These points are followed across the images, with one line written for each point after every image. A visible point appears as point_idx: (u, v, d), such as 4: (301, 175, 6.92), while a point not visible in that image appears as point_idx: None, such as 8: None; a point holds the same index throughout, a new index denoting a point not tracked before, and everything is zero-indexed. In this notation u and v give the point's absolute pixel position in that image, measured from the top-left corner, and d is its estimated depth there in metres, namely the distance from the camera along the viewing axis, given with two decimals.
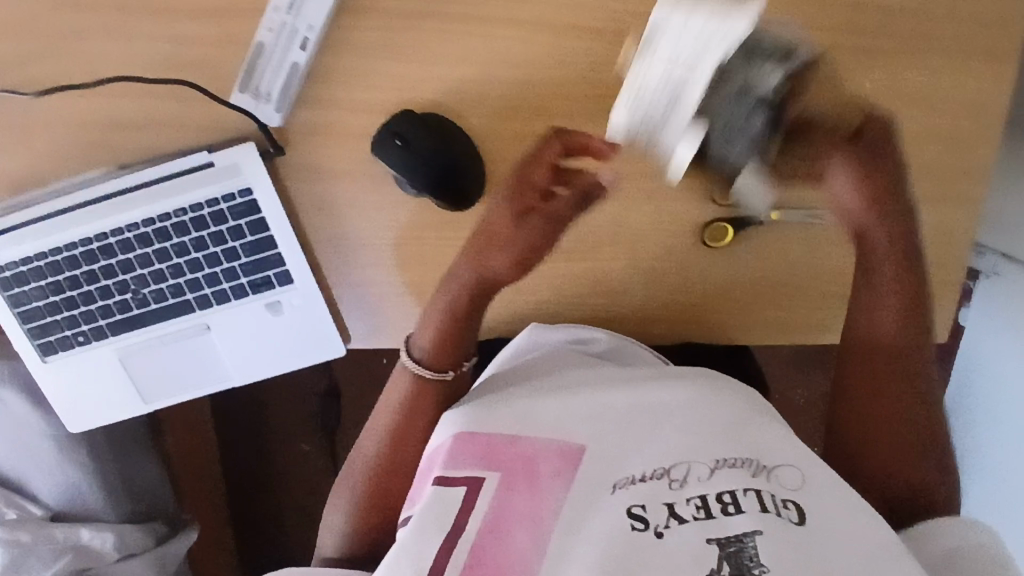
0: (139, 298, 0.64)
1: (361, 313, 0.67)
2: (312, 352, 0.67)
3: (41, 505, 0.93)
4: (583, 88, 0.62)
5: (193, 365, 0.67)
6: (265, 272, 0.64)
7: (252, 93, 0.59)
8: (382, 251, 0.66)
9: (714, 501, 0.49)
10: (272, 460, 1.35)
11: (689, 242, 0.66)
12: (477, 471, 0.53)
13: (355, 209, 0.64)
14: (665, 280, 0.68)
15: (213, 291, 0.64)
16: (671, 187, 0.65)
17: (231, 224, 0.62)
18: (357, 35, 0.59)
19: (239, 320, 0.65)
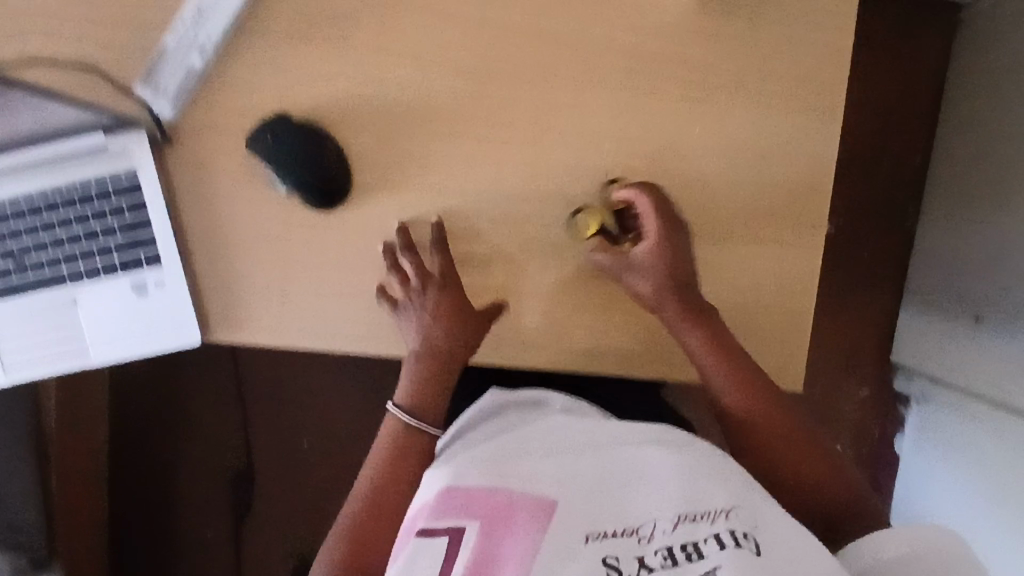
0: (18, 267, 0.68)
1: (222, 305, 0.70)
2: (171, 339, 0.69)
3: None
4: (447, 114, 0.69)
5: (57, 341, 0.69)
6: (138, 251, 0.68)
7: (151, 87, 0.66)
8: (251, 246, 0.70)
9: (679, 550, 0.50)
10: (175, 538, 1.34)
11: (541, 262, 0.71)
12: (453, 525, 0.52)
13: (230, 203, 0.69)
14: (519, 299, 0.71)
15: (87, 266, 0.68)
16: (524, 210, 0.70)
17: (114, 202, 0.68)
18: (248, 47, 0.67)
19: (106, 296, 0.69)
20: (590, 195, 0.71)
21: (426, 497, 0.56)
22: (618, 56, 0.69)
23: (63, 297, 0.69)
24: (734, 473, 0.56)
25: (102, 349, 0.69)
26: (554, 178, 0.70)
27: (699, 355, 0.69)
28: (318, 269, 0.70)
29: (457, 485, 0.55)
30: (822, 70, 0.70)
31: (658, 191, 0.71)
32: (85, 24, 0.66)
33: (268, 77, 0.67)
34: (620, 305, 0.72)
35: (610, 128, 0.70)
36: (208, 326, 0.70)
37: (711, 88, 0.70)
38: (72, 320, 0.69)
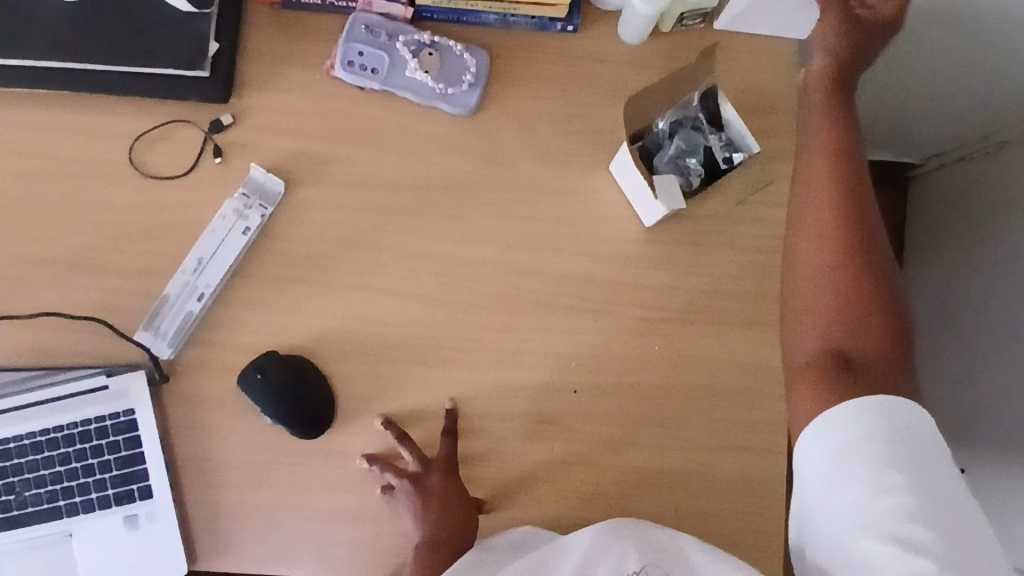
0: (16, 503, 0.71)
1: (212, 532, 0.73)
2: (159, 569, 0.71)
3: None
4: (425, 342, 0.75)
5: (48, 575, 0.71)
6: (131, 485, 0.72)
7: (152, 331, 0.72)
8: (242, 473, 0.73)
9: None
10: None
11: (519, 476, 0.74)
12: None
13: (223, 433, 0.73)
14: (500, 513, 0.74)
15: (82, 500, 0.71)
16: (501, 427, 0.74)
17: (111, 438, 0.72)
18: (244, 291, 0.73)
19: (100, 529, 0.71)
20: (563, 410, 0.75)
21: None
22: (580, 284, 0.76)
23: (57, 532, 0.71)
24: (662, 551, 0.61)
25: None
26: (528, 394, 0.74)
27: (816, 187, 0.67)
28: (304, 494, 0.73)
29: None
30: (767, 287, 0.76)
31: (627, 404, 0.75)
32: (98, 279, 0.73)
33: (261, 317, 0.74)
34: (599, 517, 0.73)
35: (577, 347, 0.75)
36: (196, 555, 0.72)
37: (667, 308, 0.76)
38: (65, 553, 0.71)
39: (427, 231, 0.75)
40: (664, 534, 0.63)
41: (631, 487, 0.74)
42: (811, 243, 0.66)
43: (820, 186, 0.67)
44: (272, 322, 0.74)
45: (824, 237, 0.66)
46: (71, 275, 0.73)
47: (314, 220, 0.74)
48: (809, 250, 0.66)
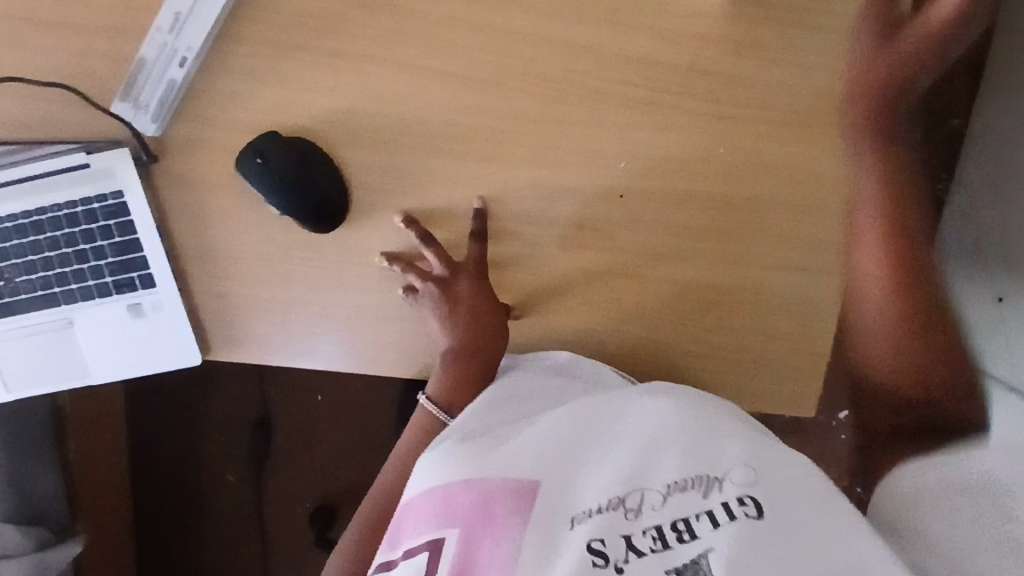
0: (11, 288, 0.67)
1: (219, 326, 0.68)
2: (171, 359, 0.68)
3: None
4: (446, 130, 0.64)
5: (58, 359, 0.69)
6: (130, 274, 0.66)
7: (132, 102, 0.63)
8: (249, 266, 0.67)
9: (668, 531, 0.52)
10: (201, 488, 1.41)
11: (550, 286, 0.67)
12: (435, 532, 0.56)
13: (222, 222, 0.66)
14: (525, 321, 0.69)
15: (80, 288, 0.66)
16: (534, 231, 0.66)
17: (101, 223, 0.65)
18: (234, 58, 0.62)
19: (102, 318, 0.67)
20: (605, 215, 0.66)
21: (418, 494, 0.60)
22: (634, 68, 0.63)
23: (61, 318, 0.67)
24: (724, 452, 0.56)
25: (105, 368, 0.68)
26: (567, 195, 0.65)
27: (866, 197, 0.66)
28: (318, 290, 0.68)
29: (440, 483, 0.58)
30: (852, 81, 0.64)
31: (674, 212, 0.66)
32: (61, 34, 0.62)
33: (258, 92, 0.63)
34: (634, 331, 0.68)
35: (626, 144, 0.65)
36: (209, 346, 0.69)
37: (733, 102, 0.64)
38: (72, 340, 0.68)
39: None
40: (731, 427, 0.59)
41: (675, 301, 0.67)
42: (873, 250, 0.66)
43: (873, 172, 0.66)
44: (271, 97, 0.63)
45: (883, 237, 0.66)
46: (30, 29, 0.62)
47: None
48: (870, 253, 0.66)
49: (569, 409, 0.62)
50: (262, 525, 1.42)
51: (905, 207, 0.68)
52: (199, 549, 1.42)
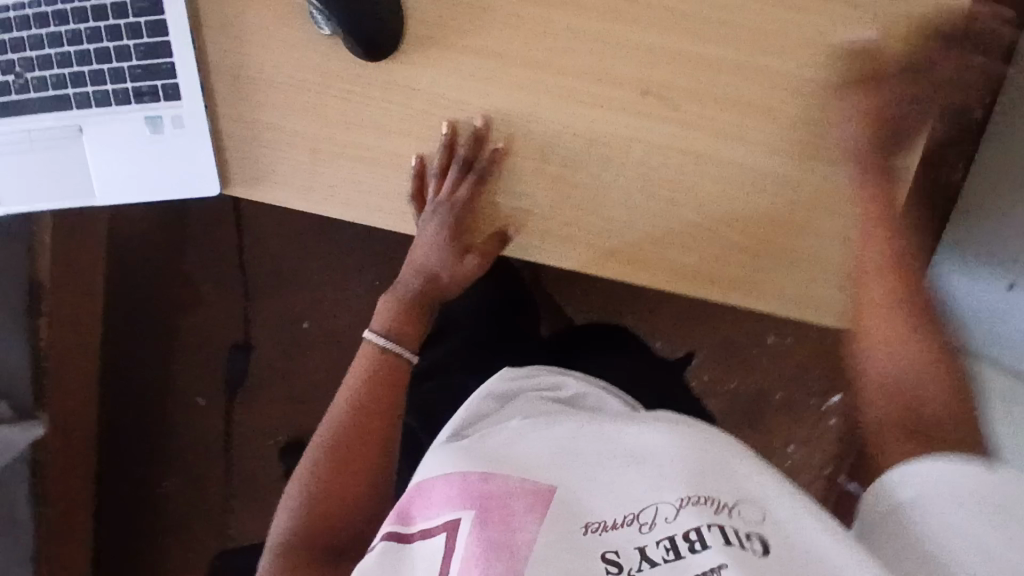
0: (19, 84, 0.61)
1: (243, 157, 0.63)
2: (188, 186, 0.63)
3: None
4: None
5: (59, 173, 0.62)
6: (154, 81, 0.61)
7: None
8: (285, 92, 0.63)
9: (682, 540, 0.45)
10: (170, 407, 1.35)
11: (598, 155, 0.64)
12: (454, 516, 0.48)
13: (262, 38, 0.62)
14: (569, 189, 0.65)
15: (95, 91, 0.61)
16: (590, 89, 0.64)
17: (130, 21, 0.60)
18: None
19: (116, 129, 0.62)
20: (664, 78, 0.64)
21: (433, 478, 0.51)
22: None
23: (72, 125, 0.62)
24: (750, 483, 0.48)
25: (112, 188, 0.63)
26: (622, 57, 0.63)
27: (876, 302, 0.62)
28: (350, 129, 0.63)
29: (452, 467, 0.51)
30: None
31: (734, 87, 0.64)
32: None
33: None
34: (680, 210, 0.65)
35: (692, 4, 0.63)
36: (229, 178, 0.64)
37: None
38: (79, 153, 0.62)
39: None
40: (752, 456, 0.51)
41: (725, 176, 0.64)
42: (890, 351, 0.61)
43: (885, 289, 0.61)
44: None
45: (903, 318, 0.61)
46: None
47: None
48: (877, 358, 0.61)
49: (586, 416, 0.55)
50: (228, 458, 1.36)
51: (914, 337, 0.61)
52: (161, 471, 1.36)
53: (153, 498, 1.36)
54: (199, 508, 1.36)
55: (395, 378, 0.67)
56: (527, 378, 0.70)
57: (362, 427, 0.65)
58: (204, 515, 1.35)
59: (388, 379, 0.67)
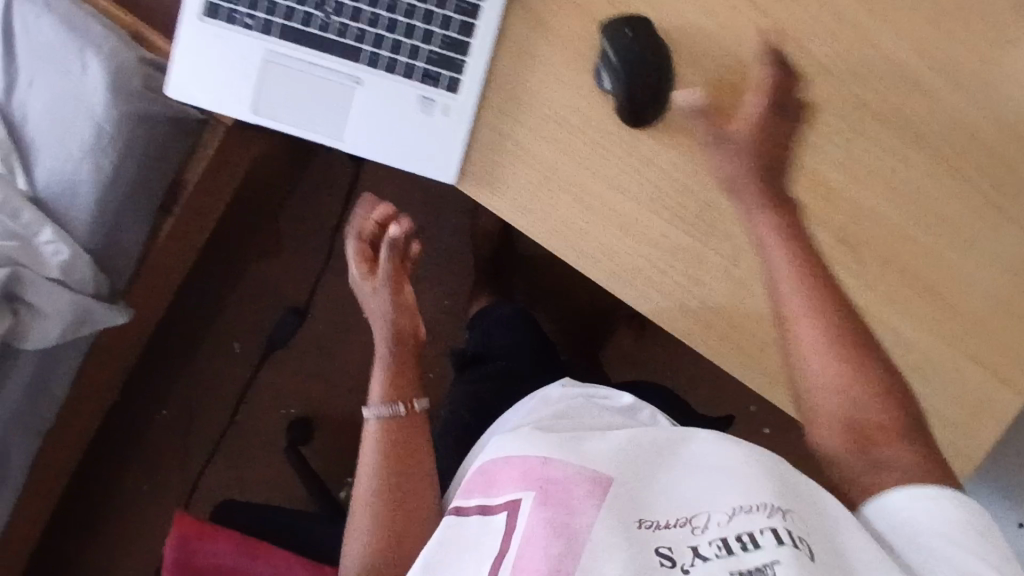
0: (324, 21, 0.66)
1: (484, 160, 0.69)
2: (426, 164, 0.69)
3: (30, 181, 0.87)
4: None
5: (320, 108, 0.67)
6: (442, 70, 0.67)
7: None
8: (544, 119, 0.69)
9: (734, 540, 0.52)
10: (205, 339, 1.35)
11: None
12: (517, 491, 0.58)
13: (546, 68, 0.68)
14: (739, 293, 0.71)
15: (388, 57, 0.67)
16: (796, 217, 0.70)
17: (446, 13, 0.67)
18: None
19: (392, 95, 0.67)
20: (862, 233, 0.71)
21: (500, 465, 0.62)
22: (952, 128, 0.70)
23: (354, 75, 0.67)
24: (796, 496, 0.55)
25: (360, 141, 0.68)
26: (830, 203, 0.71)
27: (768, 247, 0.64)
28: (585, 169, 0.69)
29: (516, 456, 0.61)
30: None
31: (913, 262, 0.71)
32: None
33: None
34: None
35: (914, 190, 0.70)
36: (461, 173, 0.69)
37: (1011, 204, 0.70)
38: (348, 100, 0.67)
39: None
40: (817, 485, 0.57)
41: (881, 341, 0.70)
42: (807, 344, 0.61)
43: (773, 227, 0.64)
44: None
45: (800, 270, 0.62)
46: None
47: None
48: (821, 369, 0.61)
49: (646, 434, 0.63)
50: (238, 408, 1.36)
51: (893, 383, 0.61)
52: (168, 395, 1.35)
53: (150, 416, 1.35)
54: (190, 444, 1.36)
55: (414, 436, 0.79)
56: (579, 390, 0.85)
57: (399, 480, 0.76)
58: (193, 451, 1.36)
59: (404, 434, 0.78)
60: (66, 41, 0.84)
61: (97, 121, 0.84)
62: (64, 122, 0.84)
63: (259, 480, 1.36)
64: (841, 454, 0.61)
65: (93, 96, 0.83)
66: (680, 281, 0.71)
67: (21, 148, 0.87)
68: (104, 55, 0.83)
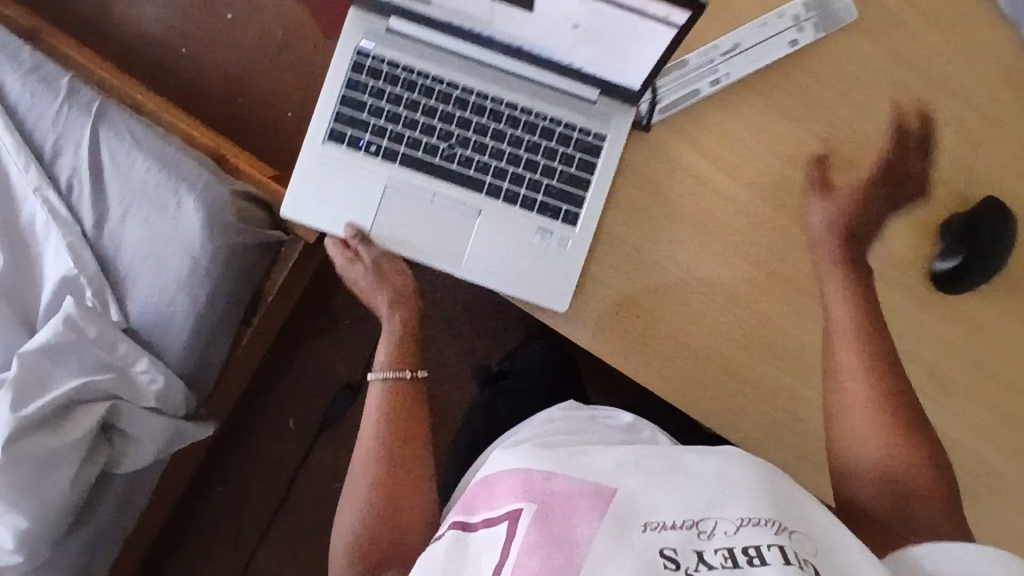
0: (447, 153, 0.71)
1: (584, 308, 0.71)
2: (541, 293, 0.71)
3: (122, 312, 0.87)
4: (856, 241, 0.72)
5: (430, 233, 0.71)
6: (562, 203, 0.71)
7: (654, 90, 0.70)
8: (644, 267, 0.71)
9: (740, 553, 0.49)
10: (259, 419, 1.37)
11: None
12: (516, 503, 0.54)
13: (643, 220, 0.72)
14: None
15: (509, 188, 0.71)
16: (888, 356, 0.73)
17: (568, 150, 0.71)
18: (727, 107, 0.72)
19: (509, 225, 0.71)
20: (951, 372, 0.73)
21: (501, 474, 0.58)
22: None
23: (475, 205, 0.71)
24: (794, 511, 0.53)
25: (472, 265, 0.71)
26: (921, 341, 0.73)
27: (835, 325, 0.68)
28: (683, 315, 0.72)
29: (520, 468, 0.57)
30: None
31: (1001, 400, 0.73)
32: None
33: (740, 137, 0.72)
34: None
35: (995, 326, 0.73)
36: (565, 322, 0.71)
37: None
38: (467, 229, 0.71)
39: (929, 138, 0.72)
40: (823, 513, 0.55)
41: (976, 472, 0.72)
42: (854, 396, 0.67)
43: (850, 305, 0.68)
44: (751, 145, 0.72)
45: (867, 348, 0.67)
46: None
47: (843, 75, 0.72)
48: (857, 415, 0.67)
49: (642, 449, 0.59)
50: (291, 488, 1.38)
51: (918, 432, 0.66)
52: (224, 475, 1.37)
53: (206, 497, 1.37)
54: (245, 522, 1.37)
55: (419, 406, 0.76)
56: (575, 411, 0.79)
57: (399, 446, 0.73)
58: (248, 531, 1.37)
59: (407, 401, 0.75)
60: (158, 178, 0.85)
61: (191, 254, 0.85)
62: (158, 257, 0.85)
63: (313, 559, 1.37)
64: (875, 509, 0.65)
65: (187, 230, 0.85)
66: (778, 419, 0.72)
67: (110, 282, 0.87)
68: (199, 188, 0.85)
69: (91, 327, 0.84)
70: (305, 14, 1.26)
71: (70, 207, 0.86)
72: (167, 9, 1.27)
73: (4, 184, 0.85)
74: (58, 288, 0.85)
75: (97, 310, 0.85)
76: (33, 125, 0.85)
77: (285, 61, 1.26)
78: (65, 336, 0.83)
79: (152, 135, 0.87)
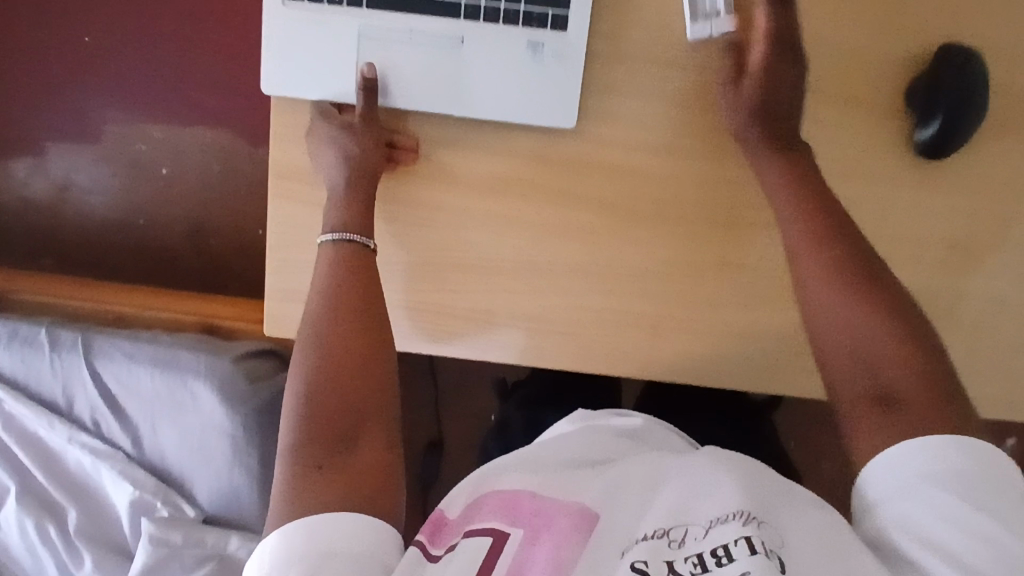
0: None
1: (564, 339, 0.72)
2: (541, 113, 0.67)
3: (194, 504, 0.92)
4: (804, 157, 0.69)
5: (423, 77, 0.66)
6: (549, 9, 0.65)
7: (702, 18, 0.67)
8: (607, 276, 0.71)
9: (709, 556, 0.45)
10: None
11: None
12: (499, 526, 0.48)
13: (587, 233, 0.70)
14: None
15: (487, 6, 0.65)
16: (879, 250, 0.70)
17: None
18: (626, 82, 0.68)
19: (488, 51, 0.66)
20: (948, 239, 0.69)
21: (485, 495, 0.51)
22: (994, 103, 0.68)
23: (456, 34, 0.65)
24: (769, 504, 0.49)
25: (470, 98, 0.67)
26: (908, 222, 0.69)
27: (806, 284, 0.64)
28: (664, 300, 0.71)
29: (500, 489, 0.51)
30: None
31: (1010, 248, 0.70)
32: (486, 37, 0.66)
33: (649, 109, 0.68)
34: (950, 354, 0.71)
35: (982, 176, 0.68)
36: (554, 355, 0.73)
37: None
38: (456, 60, 0.66)
39: (842, 17, 0.67)
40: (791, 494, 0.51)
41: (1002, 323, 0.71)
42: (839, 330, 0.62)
43: (818, 260, 0.64)
44: (682, 115, 0.68)
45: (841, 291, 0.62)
46: None
47: None
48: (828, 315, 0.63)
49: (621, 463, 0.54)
50: None
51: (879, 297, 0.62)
52: None
53: None
54: None
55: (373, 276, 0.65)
56: (585, 420, 0.66)
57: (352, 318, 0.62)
58: None
59: (356, 269, 0.64)
60: (164, 382, 0.88)
61: (221, 426, 0.88)
62: (200, 447, 0.89)
63: None
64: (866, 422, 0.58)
65: (207, 408, 0.88)
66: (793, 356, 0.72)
67: (169, 482, 0.92)
68: (198, 368, 0.87)
69: (176, 534, 0.89)
70: (229, 135, 1.26)
71: (105, 438, 0.91)
72: (107, 189, 1.29)
73: (41, 448, 0.90)
74: (131, 514, 0.89)
75: (173, 516, 0.90)
76: (37, 385, 0.90)
77: (227, 188, 1.28)
78: (157, 553, 0.88)
79: (139, 342, 0.88)
